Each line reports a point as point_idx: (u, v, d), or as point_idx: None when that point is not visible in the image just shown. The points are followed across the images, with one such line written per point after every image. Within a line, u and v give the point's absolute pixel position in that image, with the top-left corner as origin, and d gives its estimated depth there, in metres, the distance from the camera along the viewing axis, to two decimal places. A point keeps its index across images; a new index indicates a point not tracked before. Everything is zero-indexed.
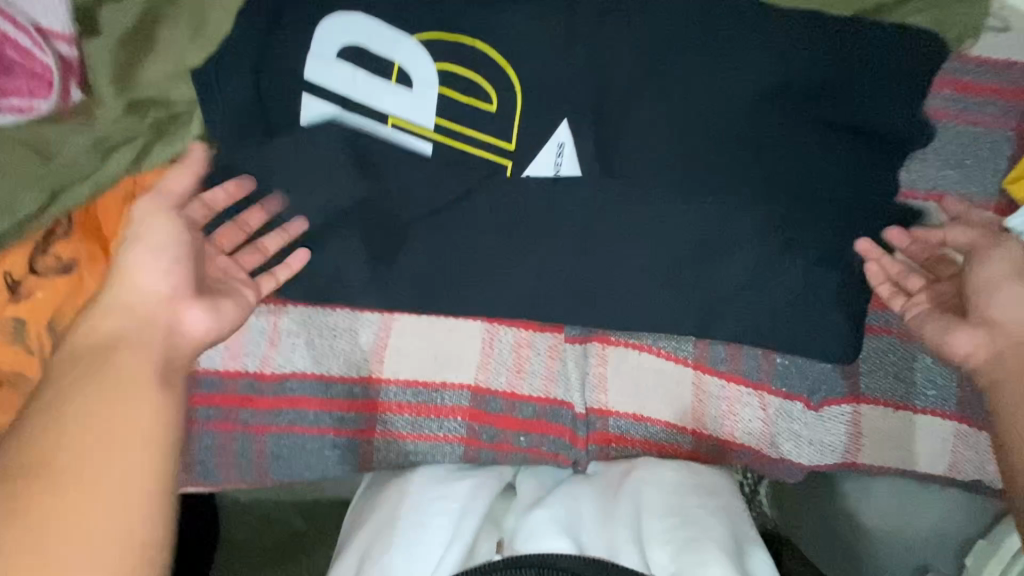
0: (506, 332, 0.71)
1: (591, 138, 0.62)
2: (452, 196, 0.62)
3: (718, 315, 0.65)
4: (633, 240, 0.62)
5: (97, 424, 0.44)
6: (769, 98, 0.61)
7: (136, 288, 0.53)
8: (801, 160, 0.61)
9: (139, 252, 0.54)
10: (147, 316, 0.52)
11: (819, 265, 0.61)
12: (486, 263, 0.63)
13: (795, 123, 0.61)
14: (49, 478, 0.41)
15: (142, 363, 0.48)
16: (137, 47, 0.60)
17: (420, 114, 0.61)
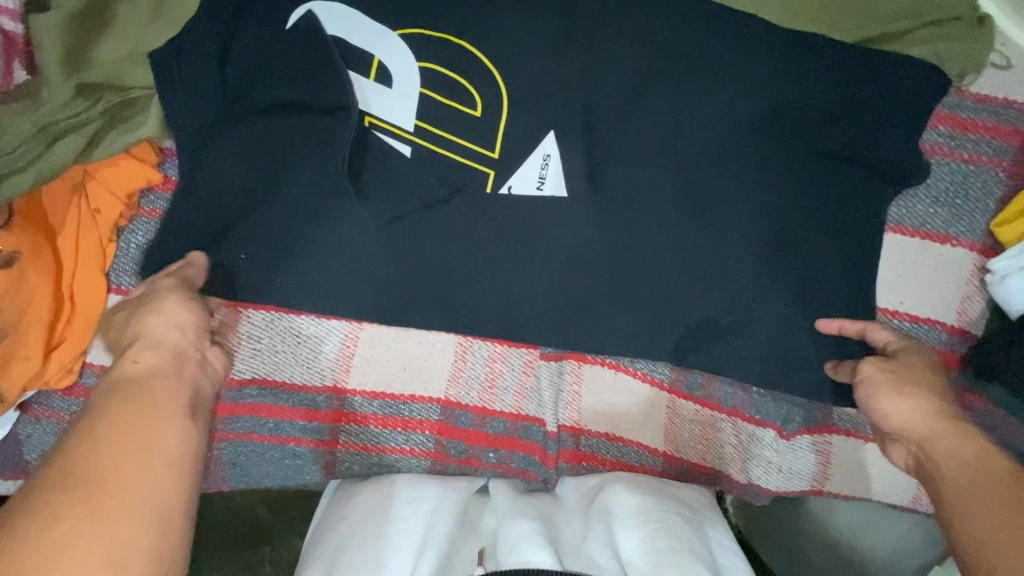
0: (480, 346, 0.68)
1: (578, 151, 0.58)
2: (428, 207, 0.58)
3: (695, 342, 0.63)
4: (615, 262, 0.59)
5: (137, 450, 0.41)
6: (766, 118, 0.58)
7: (158, 332, 0.50)
8: (794, 186, 0.58)
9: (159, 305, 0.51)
10: (178, 352, 0.49)
11: (804, 297, 0.60)
12: (461, 278, 0.61)
13: (792, 147, 0.58)
14: (83, 501, 0.38)
15: (165, 391, 0.46)
16: (90, 25, 0.55)
17: (399, 115, 0.57)
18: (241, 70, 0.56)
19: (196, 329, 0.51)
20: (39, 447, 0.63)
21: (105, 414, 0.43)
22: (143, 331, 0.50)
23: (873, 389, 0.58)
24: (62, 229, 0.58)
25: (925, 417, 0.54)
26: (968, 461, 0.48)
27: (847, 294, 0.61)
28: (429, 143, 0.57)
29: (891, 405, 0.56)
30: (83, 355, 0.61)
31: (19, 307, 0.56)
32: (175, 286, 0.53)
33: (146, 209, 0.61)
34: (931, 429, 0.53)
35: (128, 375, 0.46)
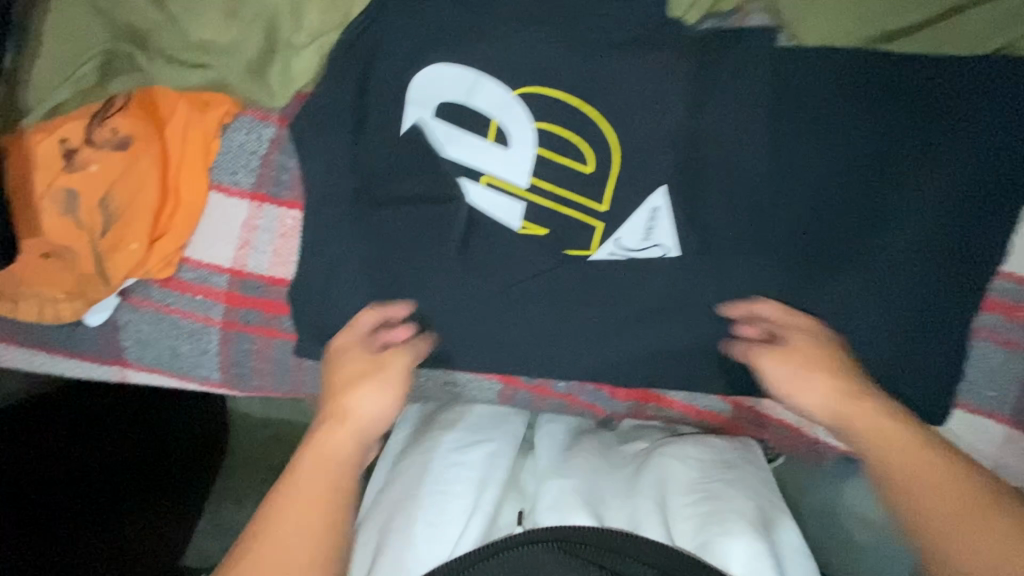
0: (523, 393, 0.72)
1: (686, 89, 0.60)
2: (532, 138, 0.60)
3: (777, 293, 0.63)
4: (705, 201, 0.62)
5: (296, 537, 0.46)
6: (845, 85, 0.60)
7: (364, 411, 0.55)
8: (870, 158, 0.60)
9: (374, 381, 0.56)
10: (365, 441, 0.54)
11: (886, 237, 0.61)
12: (553, 207, 0.63)
13: (865, 124, 0.60)
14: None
15: (337, 477, 0.51)
16: None
17: (515, 175, 0.61)
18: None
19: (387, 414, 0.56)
20: (136, 335, 0.66)
21: (296, 487, 0.49)
22: (355, 401, 0.55)
23: (825, 377, 0.57)
24: (170, 122, 0.58)
25: (857, 403, 0.55)
26: (926, 462, 0.50)
27: (931, 240, 0.61)
28: (538, 52, 0.59)
29: (819, 390, 0.57)
30: (181, 250, 0.63)
31: (130, 192, 0.57)
32: (397, 368, 0.58)
33: (250, 108, 0.60)
34: (843, 408, 0.56)
35: (321, 452, 0.52)
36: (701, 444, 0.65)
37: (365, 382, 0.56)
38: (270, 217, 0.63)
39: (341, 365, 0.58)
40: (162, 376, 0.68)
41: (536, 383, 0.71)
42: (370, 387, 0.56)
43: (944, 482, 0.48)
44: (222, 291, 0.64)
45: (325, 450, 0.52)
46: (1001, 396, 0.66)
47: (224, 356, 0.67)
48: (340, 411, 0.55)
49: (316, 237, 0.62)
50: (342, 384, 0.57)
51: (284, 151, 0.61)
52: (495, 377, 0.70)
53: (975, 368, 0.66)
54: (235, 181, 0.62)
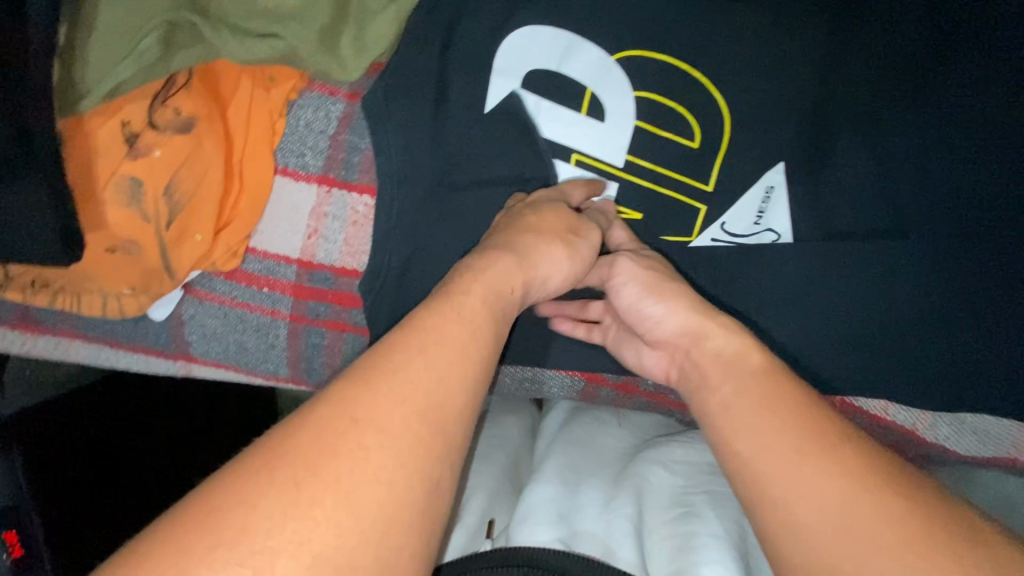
0: (605, 391, 0.66)
1: (803, 54, 0.53)
2: (631, 111, 0.54)
3: (901, 287, 0.56)
4: (825, 179, 0.55)
5: (450, 367, 0.36)
6: (970, 48, 0.53)
7: (534, 255, 0.46)
8: (996, 134, 0.54)
9: (556, 233, 0.48)
10: (531, 292, 0.46)
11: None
12: (652, 189, 0.57)
13: (986, 94, 0.53)
14: (321, 422, 0.31)
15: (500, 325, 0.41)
16: None
17: (610, 152, 0.55)
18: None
19: (555, 267, 0.47)
20: (202, 329, 0.62)
21: (461, 309, 0.39)
22: (523, 243, 0.46)
23: (643, 287, 0.50)
24: (232, 99, 0.54)
25: (714, 323, 0.48)
26: (767, 439, 0.41)
27: None
28: (641, 14, 0.53)
29: (671, 313, 0.50)
30: (247, 241, 0.58)
31: (195, 178, 0.52)
32: (596, 241, 0.50)
33: (317, 83, 0.55)
34: (701, 330, 0.48)
35: (494, 286, 0.42)
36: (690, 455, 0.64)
37: (558, 241, 0.48)
38: (341, 204, 0.57)
39: (534, 213, 0.49)
40: (230, 371, 0.65)
41: (622, 381, 0.65)
42: (560, 247, 0.47)
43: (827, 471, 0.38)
44: (291, 283, 0.60)
45: (502, 290, 0.42)
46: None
47: (292, 351, 0.63)
48: (525, 251, 0.45)
49: (389, 224, 0.56)
50: (529, 229, 0.47)
51: (354, 131, 0.55)
52: (578, 375, 0.65)
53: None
54: (302, 164, 0.56)
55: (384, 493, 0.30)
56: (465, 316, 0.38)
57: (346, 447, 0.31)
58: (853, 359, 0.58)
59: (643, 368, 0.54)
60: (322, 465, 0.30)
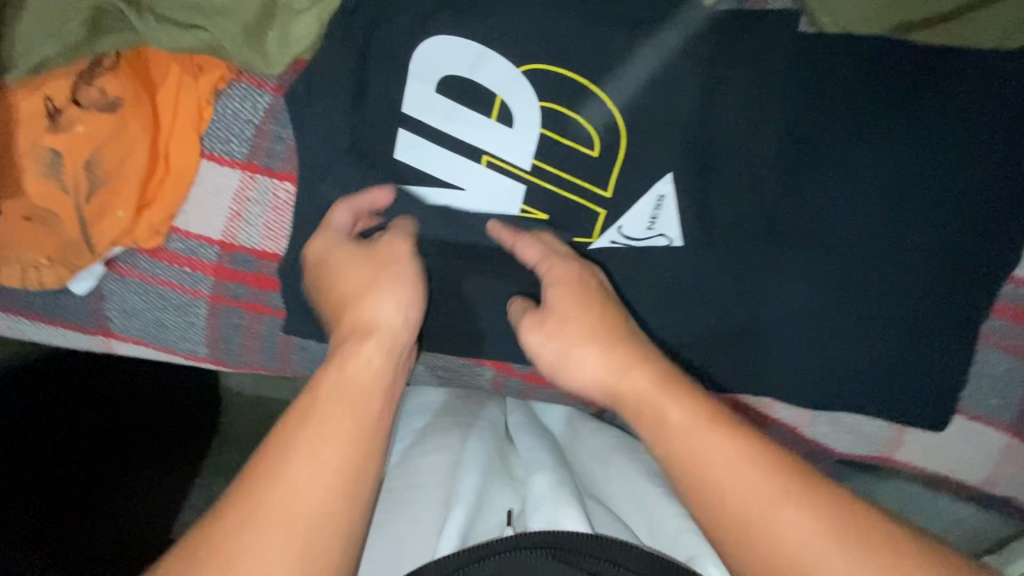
0: (515, 381, 0.72)
1: (694, 76, 0.58)
2: (537, 119, 0.59)
3: (775, 293, 0.62)
4: (711, 193, 0.60)
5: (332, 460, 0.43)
6: (842, 82, 0.57)
7: (382, 322, 0.50)
8: (860, 159, 0.58)
9: (386, 290, 0.52)
10: (396, 355, 0.50)
11: (886, 246, 0.60)
12: (555, 192, 0.62)
13: (854, 123, 0.58)
14: (209, 554, 0.38)
15: (365, 405, 0.46)
16: None
17: (518, 155, 0.60)
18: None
19: (403, 317, 0.51)
20: (122, 305, 0.64)
21: (318, 413, 0.45)
22: (374, 317, 0.51)
23: (549, 333, 0.54)
24: (161, 85, 0.57)
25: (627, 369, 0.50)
26: (725, 454, 0.44)
27: (925, 243, 0.60)
28: (546, 30, 0.57)
29: (592, 356, 0.51)
30: (170, 220, 0.61)
31: (117, 157, 0.55)
32: (402, 257, 0.53)
33: (245, 74, 0.58)
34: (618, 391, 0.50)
35: (342, 379, 0.47)
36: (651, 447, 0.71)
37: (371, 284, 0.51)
38: (264, 189, 0.61)
39: (342, 273, 0.54)
40: (149, 348, 0.66)
41: (528, 373, 0.71)
42: (383, 291, 0.51)
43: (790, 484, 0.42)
44: (212, 263, 0.62)
45: (352, 376, 0.47)
46: (1003, 403, 0.64)
47: (212, 330, 0.65)
48: (363, 323, 0.50)
49: (309, 212, 0.60)
50: (354, 289, 0.52)
51: (280, 123, 0.60)
52: (489, 365, 0.70)
53: (978, 374, 0.64)
54: (228, 150, 0.60)
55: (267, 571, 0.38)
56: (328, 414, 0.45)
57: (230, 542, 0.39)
58: (731, 356, 0.65)
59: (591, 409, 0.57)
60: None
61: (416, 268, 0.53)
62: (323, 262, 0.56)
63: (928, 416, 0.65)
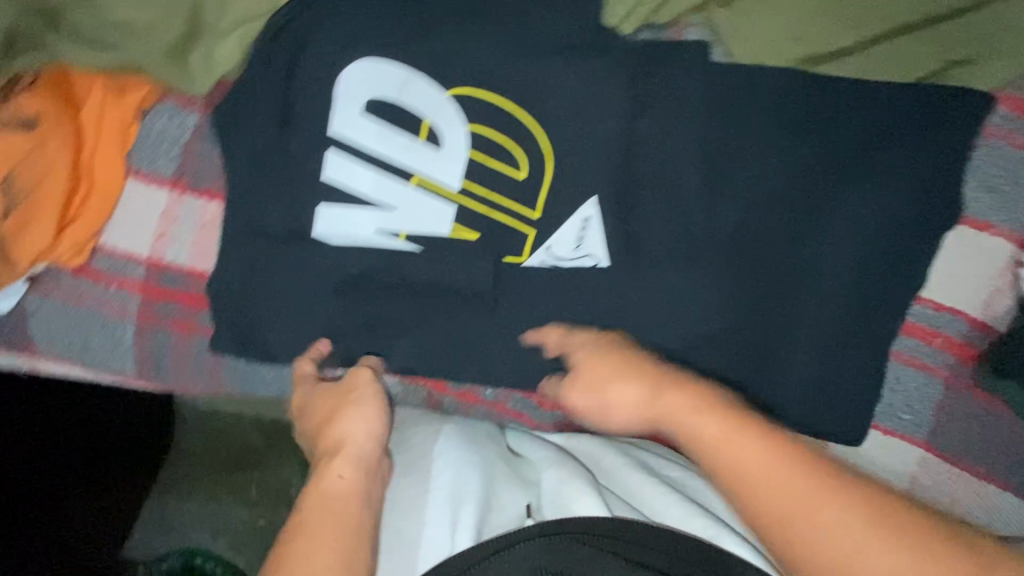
0: (450, 400, 0.72)
1: (614, 104, 0.60)
2: (464, 142, 0.61)
3: (698, 313, 0.63)
4: (633, 215, 0.63)
5: (329, 563, 0.43)
6: (754, 111, 0.60)
7: (352, 439, 0.52)
8: (776, 182, 0.61)
9: (351, 412, 0.53)
10: (367, 467, 0.51)
11: (799, 268, 0.62)
12: (483, 213, 0.64)
13: (767, 149, 0.60)
14: None
15: (348, 508, 0.47)
16: None
17: (448, 177, 0.62)
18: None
19: (375, 431, 0.53)
20: (47, 323, 0.63)
21: (306, 525, 0.46)
22: (342, 436, 0.52)
23: (586, 388, 0.56)
24: (85, 104, 0.57)
25: (656, 401, 0.51)
26: (770, 474, 0.43)
27: (841, 266, 0.62)
28: (468, 55, 0.59)
29: (616, 398, 0.53)
30: (96, 238, 0.61)
31: (37, 176, 0.55)
32: (363, 380, 0.57)
33: (172, 94, 0.59)
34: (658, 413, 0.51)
35: (322, 494, 0.48)
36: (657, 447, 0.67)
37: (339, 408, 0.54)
38: (192, 208, 0.61)
39: (313, 412, 0.57)
40: (73, 368, 0.65)
41: (463, 391, 0.72)
42: (348, 412, 0.54)
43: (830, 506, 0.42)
44: (140, 281, 0.62)
45: (329, 485, 0.48)
46: (917, 418, 0.67)
47: (140, 349, 0.64)
48: (334, 443, 0.52)
49: (239, 231, 0.61)
50: (324, 420, 0.55)
51: (208, 141, 0.60)
52: (423, 382, 0.71)
53: (893, 392, 0.66)
54: (155, 169, 0.60)
55: None
56: (314, 524, 0.46)
57: None
58: None
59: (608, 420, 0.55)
60: None
61: (379, 390, 0.56)
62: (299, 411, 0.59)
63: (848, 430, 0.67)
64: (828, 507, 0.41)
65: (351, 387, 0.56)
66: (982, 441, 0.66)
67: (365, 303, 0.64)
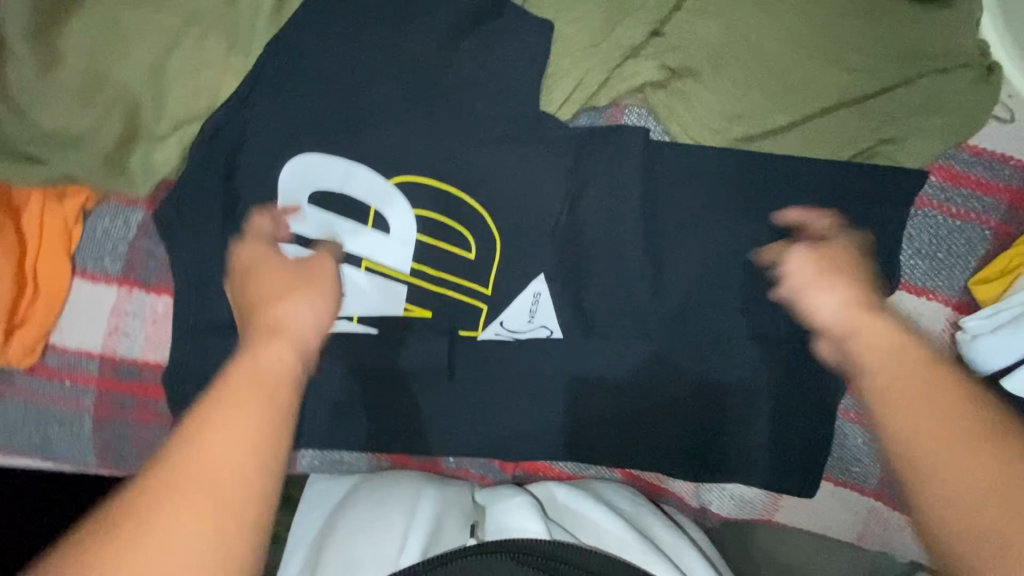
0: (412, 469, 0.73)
1: (558, 185, 0.61)
2: (412, 227, 0.62)
3: (647, 378, 0.66)
4: (582, 289, 0.64)
5: (241, 428, 0.39)
6: (694, 186, 0.61)
7: (297, 325, 0.48)
8: (720, 254, 0.62)
9: (302, 295, 0.51)
10: (307, 356, 0.47)
11: (744, 334, 0.64)
12: (435, 292, 0.64)
13: (709, 222, 0.61)
14: (142, 508, 0.35)
15: (280, 384, 0.43)
16: (84, 29, 0.54)
17: (398, 260, 0.63)
18: (224, 49, 0.57)
19: (322, 325, 0.50)
20: (3, 422, 0.63)
21: (228, 390, 0.41)
22: (283, 317, 0.48)
23: (825, 264, 0.55)
24: (27, 211, 0.58)
25: (866, 311, 0.50)
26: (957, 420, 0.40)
27: (784, 330, 0.64)
28: (410, 144, 0.59)
29: (835, 292, 0.52)
30: (45, 338, 0.61)
31: None
32: (325, 270, 0.55)
33: (115, 194, 0.59)
34: (858, 321, 0.50)
35: (255, 365, 0.43)
36: (615, 484, 0.71)
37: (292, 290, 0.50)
38: (140, 302, 0.61)
39: (257, 275, 0.53)
40: (33, 459, 0.65)
41: (425, 459, 0.73)
42: (301, 296, 0.51)
43: (964, 451, 0.39)
44: (93, 376, 0.62)
45: (264, 356, 0.44)
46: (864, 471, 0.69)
47: (99, 440, 0.64)
48: (274, 323, 0.47)
49: (185, 325, 0.60)
50: (265, 291, 0.51)
51: (151, 237, 0.60)
52: (382, 455, 0.72)
53: (837, 446, 0.70)
54: (100, 266, 0.60)
55: (207, 509, 0.35)
56: (239, 389, 0.41)
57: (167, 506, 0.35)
58: (612, 435, 0.68)
59: (809, 295, 0.53)
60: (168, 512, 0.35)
61: (337, 284, 0.54)
62: (241, 268, 0.55)
63: (800, 483, 0.69)
64: (971, 456, 0.39)
65: (304, 274, 0.53)
66: None
67: (326, 378, 0.67)
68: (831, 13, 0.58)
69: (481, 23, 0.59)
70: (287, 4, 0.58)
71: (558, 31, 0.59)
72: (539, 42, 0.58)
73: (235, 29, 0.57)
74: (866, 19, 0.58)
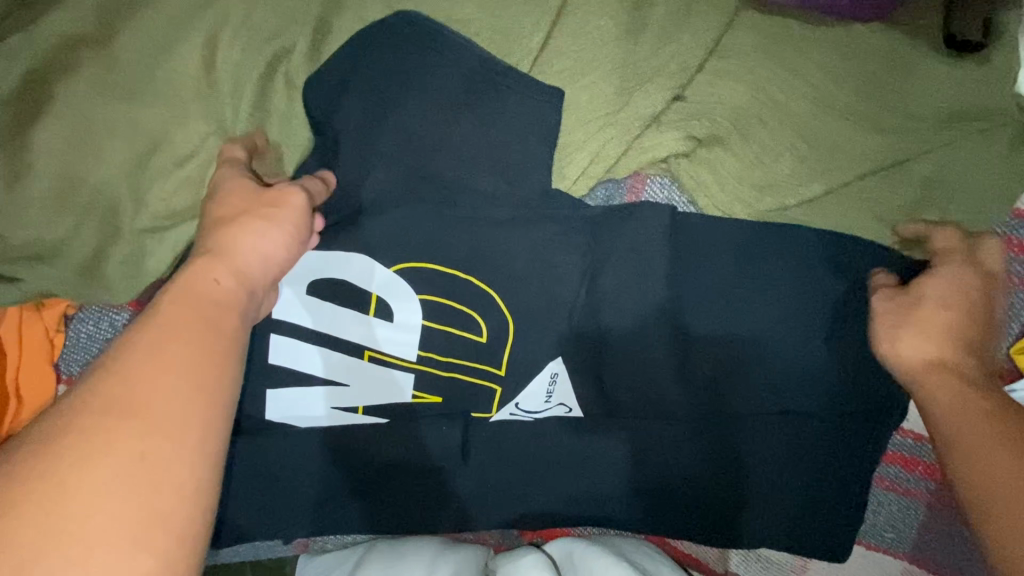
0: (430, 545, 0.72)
1: (575, 263, 0.57)
2: (419, 313, 0.57)
3: (673, 454, 0.63)
4: (604, 369, 0.60)
5: (177, 359, 0.36)
6: (718, 256, 0.57)
7: (249, 250, 0.45)
8: (749, 327, 0.58)
9: (254, 219, 0.46)
10: (251, 281, 0.44)
11: (774, 407, 0.60)
12: (446, 378, 0.60)
13: (737, 293, 0.57)
14: (63, 444, 0.32)
15: (219, 316, 0.40)
16: (55, 125, 0.50)
17: (404, 347, 0.58)
18: (209, 138, 0.53)
19: (279, 257, 0.46)
20: None
21: (167, 325, 0.38)
22: (232, 243, 0.45)
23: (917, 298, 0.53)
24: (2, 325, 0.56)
25: (946, 365, 0.50)
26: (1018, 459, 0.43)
27: (816, 402, 0.60)
28: (414, 228, 0.55)
29: (917, 337, 0.52)
30: None
31: None
32: (292, 204, 0.48)
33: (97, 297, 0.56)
34: (927, 370, 0.51)
35: (193, 292, 0.40)
36: (635, 541, 0.67)
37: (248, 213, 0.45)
38: None
39: (220, 200, 0.48)
40: None
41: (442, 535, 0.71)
42: (259, 223, 0.46)
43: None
44: None
45: (201, 282, 0.41)
46: (898, 535, 0.67)
47: None
48: (224, 248, 0.44)
49: None
50: (225, 217, 0.46)
51: None
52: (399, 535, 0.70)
53: (874, 512, 0.67)
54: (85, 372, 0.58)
55: (141, 449, 0.33)
56: (178, 324, 0.38)
57: (96, 442, 0.32)
58: (635, 508, 0.66)
59: (888, 339, 0.54)
60: (94, 451, 0.32)
61: (305, 215, 0.49)
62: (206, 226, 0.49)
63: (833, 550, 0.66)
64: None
65: (260, 193, 0.48)
66: (967, 559, 0.65)
67: (334, 468, 0.63)
68: (866, 68, 0.53)
69: (487, 92, 0.53)
70: (273, 82, 0.53)
71: (569, 100, 0.54)
72: (550, 114, 0.54)
73: (221, 114, 0.53)
74: (904, 73, 0.53)
